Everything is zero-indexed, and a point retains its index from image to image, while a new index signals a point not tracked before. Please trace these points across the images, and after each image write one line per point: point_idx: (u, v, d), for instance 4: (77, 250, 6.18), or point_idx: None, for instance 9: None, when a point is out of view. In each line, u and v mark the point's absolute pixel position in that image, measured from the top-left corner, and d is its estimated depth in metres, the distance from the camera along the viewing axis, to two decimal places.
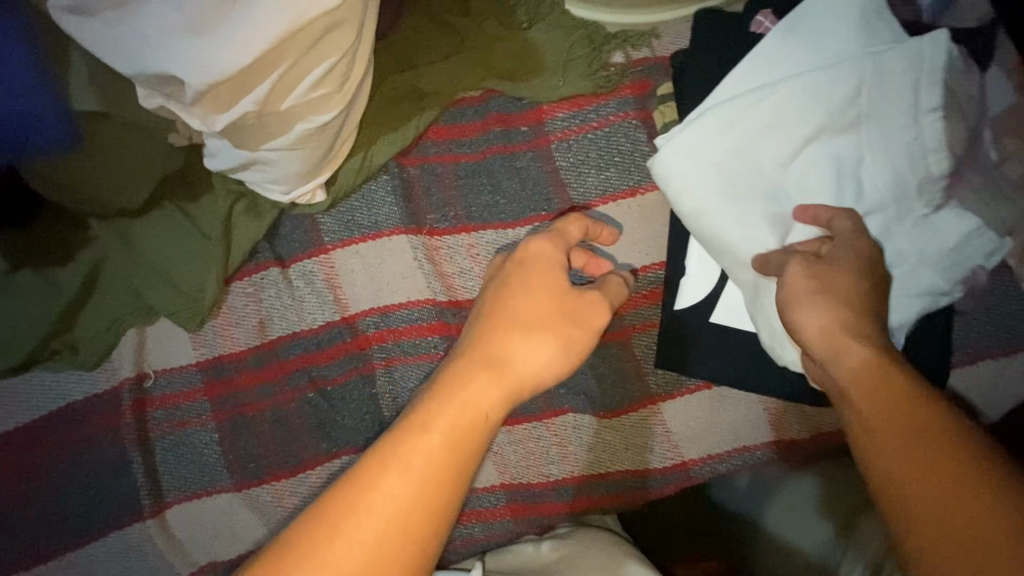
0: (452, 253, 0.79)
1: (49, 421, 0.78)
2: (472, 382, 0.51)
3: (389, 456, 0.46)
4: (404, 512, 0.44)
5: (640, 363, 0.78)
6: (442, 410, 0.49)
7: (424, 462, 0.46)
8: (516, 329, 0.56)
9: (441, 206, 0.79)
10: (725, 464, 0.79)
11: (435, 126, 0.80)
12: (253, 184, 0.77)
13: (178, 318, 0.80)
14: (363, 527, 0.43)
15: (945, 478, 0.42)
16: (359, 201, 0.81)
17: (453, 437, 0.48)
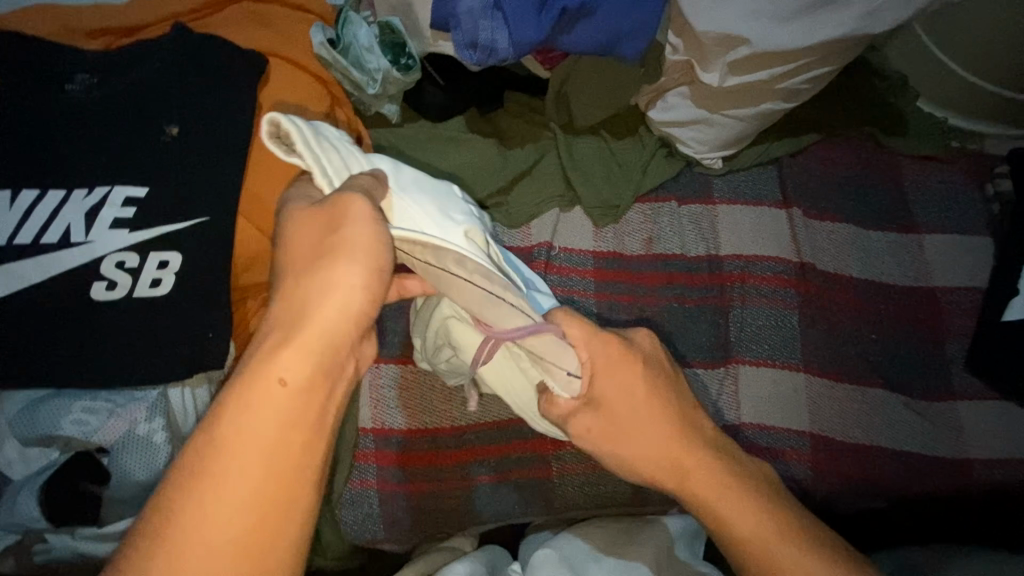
0: (815, 233, 1.01)
1: None
2: (280, 402, 0.48)
3: (203, 482, 0.45)
4: (256, 485, 0.46)
5: (947, 363, 0.96)
6: (250, 446, 0.46)
7: (255, 472, 0.46)
8: (301, 325, 0.50)
9: (813, 198, 1.03)
10: (1009, 473, 0.92)
11: (816, 145, 1.05)
12: (680, 139, 1.02)
13: (592, 213, 1.01)
14: (208, 544, 0.44)
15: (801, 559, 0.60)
16: (746, 179, 1.04)
17: (270, 410, 0.47)
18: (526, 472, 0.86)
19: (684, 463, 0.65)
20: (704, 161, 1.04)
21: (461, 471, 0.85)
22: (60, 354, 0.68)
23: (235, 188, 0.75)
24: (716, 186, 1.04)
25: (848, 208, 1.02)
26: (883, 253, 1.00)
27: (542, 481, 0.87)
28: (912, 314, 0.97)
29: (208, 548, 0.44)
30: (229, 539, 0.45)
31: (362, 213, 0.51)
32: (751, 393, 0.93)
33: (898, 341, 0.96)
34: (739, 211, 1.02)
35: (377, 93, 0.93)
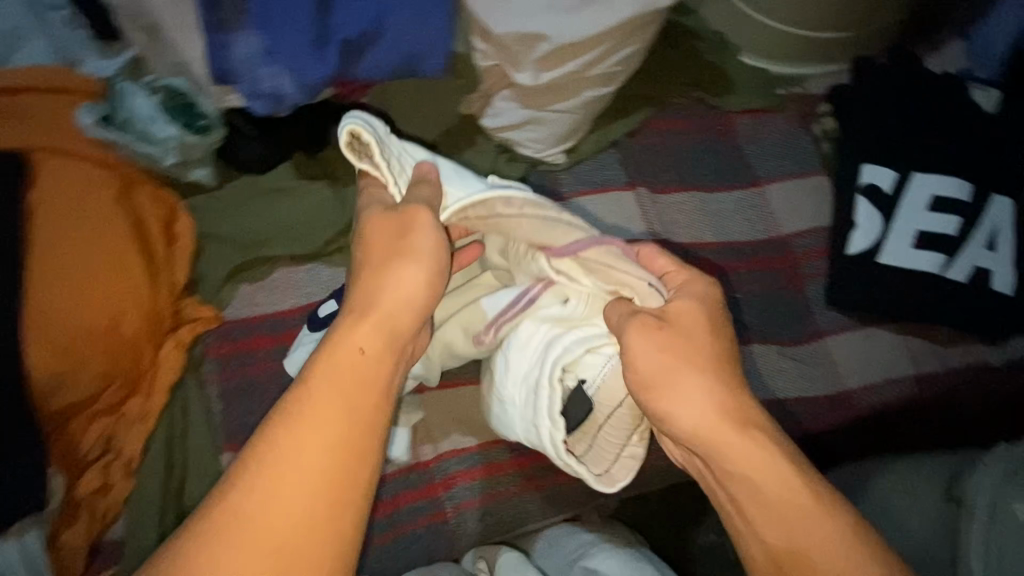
0: (666, 207, 1.01)
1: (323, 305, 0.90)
2: (354, 361, 0.55)
3: (293, 444, 0.50)
4: (291, 466, 0.49)
5: (810, 305, 0.99)
6: (324, 405, 0.52)
7: (319, 437, 0.51)
8: (373, 304, 0.59)
9: (658, 172, 1.03)
10: (882, 394, 0.97)
11: (652, 119, 1.05)
12: (518, 142, 1.00)
13: None
14: (281, 511, 0.48)
15: (757, 471, 0.60)
16: (592, 167, 1.04)
17: (356, 374, 0.55)
18: (425, 519, 0.84)
19: (727, 454, 0.62)
20: (547, 158, 1.02)
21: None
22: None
23: (12, 311, 0.67)
24: (563, 180, 1.03)
25: (693, 175, 1.03)
26: (733, 213, 1.02)
27: (443, 524, 0.85)
28: (769, 265, 1.00)
29: (272, 530, 0.47)
30: (291, 517, 0.48)
31: (428, 221, 0.63)
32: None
33: (762, 295, 0.99)
34: (590, 201, 1.01)
35: (177, 160, 0.87)
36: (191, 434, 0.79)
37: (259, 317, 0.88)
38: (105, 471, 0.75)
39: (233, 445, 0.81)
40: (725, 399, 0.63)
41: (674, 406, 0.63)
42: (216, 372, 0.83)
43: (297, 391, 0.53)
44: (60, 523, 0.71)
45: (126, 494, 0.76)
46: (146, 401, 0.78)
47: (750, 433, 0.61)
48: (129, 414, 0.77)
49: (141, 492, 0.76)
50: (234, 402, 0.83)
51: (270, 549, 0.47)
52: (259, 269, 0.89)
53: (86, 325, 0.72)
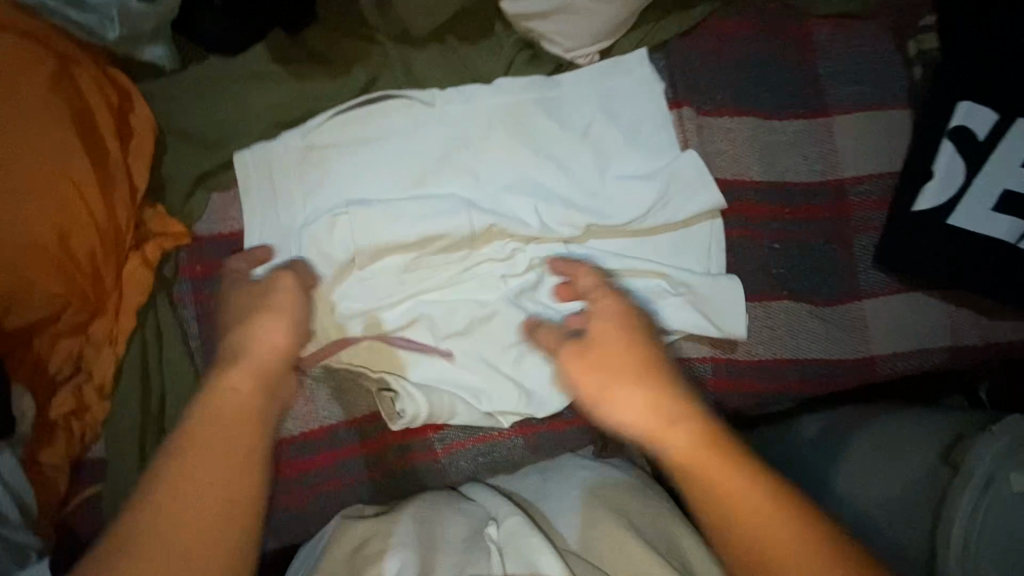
0: (712, 133, 0.86)
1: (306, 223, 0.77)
2: (246, 398, 0.54)
3: (185, 471, 0.47)
4: (246, 427, 0.52)
5: (855, 263, 0.88)
6: (220, 429, 0.51)
7: (214, 445, 0.50)
8: (248, 352, 0.57)
9: (710, 88, 0.86)
10: (910, 363, 0.90)
11: (708, 18, 0.86)
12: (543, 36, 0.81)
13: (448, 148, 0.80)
14: (185, 529, 0.45)
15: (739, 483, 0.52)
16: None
17: (268, 367, 0.57)
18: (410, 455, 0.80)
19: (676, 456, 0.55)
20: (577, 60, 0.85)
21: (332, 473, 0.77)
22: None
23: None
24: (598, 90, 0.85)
25: (749, 96, 0.86)
26: (789, 146, 0.86)
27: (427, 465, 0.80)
28: (818, 213, 0.87)
29: (194, 506, 0.46)
30: (213, 501, 0.47)
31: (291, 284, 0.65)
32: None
33: (803, 246, 0.87)
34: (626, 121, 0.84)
35: (122, 34, 0.70)
36: (168, 359, 0.73)
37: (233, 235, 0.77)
38: (78, 394, 0.70)
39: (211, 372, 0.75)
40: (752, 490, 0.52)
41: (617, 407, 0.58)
42: (188, 292, 0.75)
43: (189, 417, 0.51)
44: (35, 443, 0.68)
45: (103, 418, 0.71)
46: (114, 323, 0.70)
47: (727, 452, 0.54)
48: (95, 337, 0.70)
49: (117, 417, 0.70)
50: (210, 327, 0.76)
51: (190, 537, 0.45)
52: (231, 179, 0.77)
53: (31, 243, 0.62)
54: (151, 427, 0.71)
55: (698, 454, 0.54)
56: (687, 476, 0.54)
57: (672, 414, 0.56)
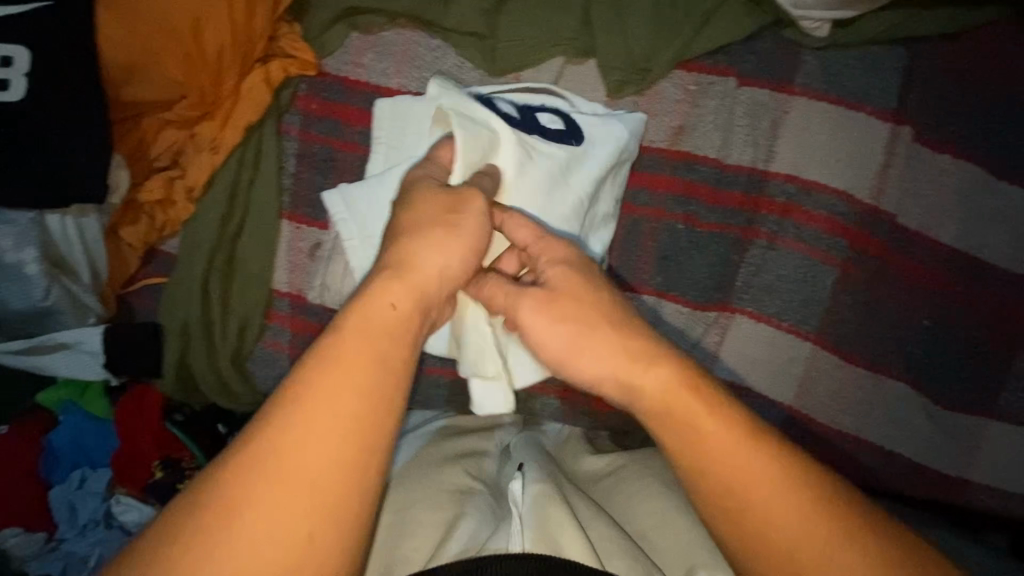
0: (917, 168, 0.72)
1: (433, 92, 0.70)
2: (387, 320, 0.47)
3: (312, 393, 0.42)
4: (339, 405, 0.42)
5: (1002, 372, 0.74)
6: (320, 409, 0.42)
7: (326, 401, 0.42)
8: (409, 269, 0.51)
9: (940, 113, 0.71)
10: (1009, 505, 0.76)
11: (982, 26, 0.70)
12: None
13: (608, 73, 0.71)
14: (292, 498, 0.39)
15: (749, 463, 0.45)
16: (852, 66, 0.71)
17: (373, 344, 0.45)
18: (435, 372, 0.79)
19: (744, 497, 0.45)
20: (804, 22, 0.69)
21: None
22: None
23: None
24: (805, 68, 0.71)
25: (984, 138, 0.71)
26: (998, 214, 0.72)
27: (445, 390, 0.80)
28: (994, 306, 0.73)
29: (242, 540, 0.38)
30: (305, 497, 0.39)
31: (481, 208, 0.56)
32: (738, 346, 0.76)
33: (955, 331, 0.74)
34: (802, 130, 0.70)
35: None
36: (257, 188, 0.71)
37: (358, 84, 0.71)
38: (168, 185, 0.70)
39: (295, 217, 0.73)
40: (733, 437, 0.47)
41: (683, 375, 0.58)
42: (297, 126, 0.72)
43: (272, 411, 0.42)
44: (121, 215, 0.69)
45: (183, 218, 0.71)
46: (219, 130, 0.67)
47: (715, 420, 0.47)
48: (199, 138, 0.68)
49: (197, 222, 0.70)
50: (305, 172, 0.72)
51: (322, 506, 0.40)
52: (378, 20, 0.70)
53: (166, 17, 0.59)
54: (224, 246, 0.71)
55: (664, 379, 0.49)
56: (670, 428, 0.48)
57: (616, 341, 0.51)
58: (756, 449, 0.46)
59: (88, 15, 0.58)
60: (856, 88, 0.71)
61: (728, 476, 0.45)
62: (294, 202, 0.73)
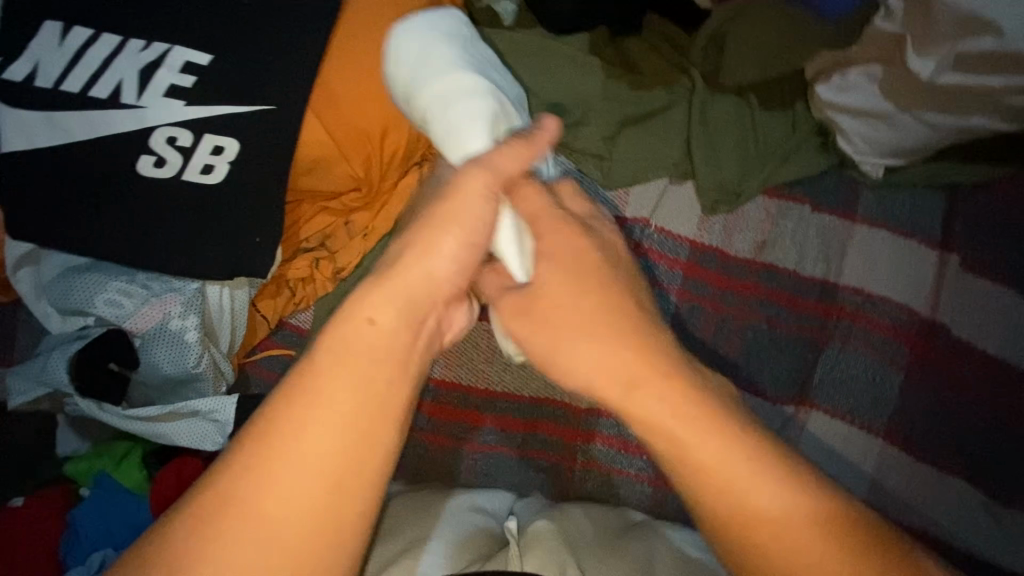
0: (962, 291, 0.84)
1: None
2: (370, 342, 0.44)
3: (295, 423, 0.42)
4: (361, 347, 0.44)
5: None
6: (323, 389, 0.42)
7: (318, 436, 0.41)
8: (400, 272, 0.47)
9: (974, 245, 0.85)
10: None
11: (1007, 181, 0.85)
12: (844, 131, 0.82)
13: (703, 193, 0.84)
14: (274, 499, 0.40)
15: (679, 409, 0.45)
16: (898, 204, 0.86)
17: (368, 352, 0.44)
18: (532, 452, 0.82)
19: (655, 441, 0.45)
20: (862, 166, 0.84)
21: (453, 430, 0.83)
22: (88, 211, 0.62)
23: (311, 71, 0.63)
24: (862, 201, 0.86)
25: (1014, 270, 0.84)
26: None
27: (533, 473, 0.82)
28: None
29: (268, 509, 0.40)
30: (302, 494, 0.40)
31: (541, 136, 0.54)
32: (821, 437, 0.82)
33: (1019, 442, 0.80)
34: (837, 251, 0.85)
35: None
36: None
37: None
38: (312, 264, 0.75)
39: None
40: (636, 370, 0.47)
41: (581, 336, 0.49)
42: None
43: (265, 415, 0.42)
44: (264, 289, 0.74)
45: (320, 294, 0.76)
46: (372, 220, 0.75)
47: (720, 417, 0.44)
48: (352, 225, 0.75)
49: (335, 299, 0.76)
50: None
51: (291, 533, 0.40)
52: None
53: (356, 123, 0.67)
54: None
55: (592, 324, 0.49)
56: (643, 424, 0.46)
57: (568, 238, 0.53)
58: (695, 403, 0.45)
59: (289, 114, 0.64)
60: (903, 221, 0.85)
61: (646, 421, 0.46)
62: None
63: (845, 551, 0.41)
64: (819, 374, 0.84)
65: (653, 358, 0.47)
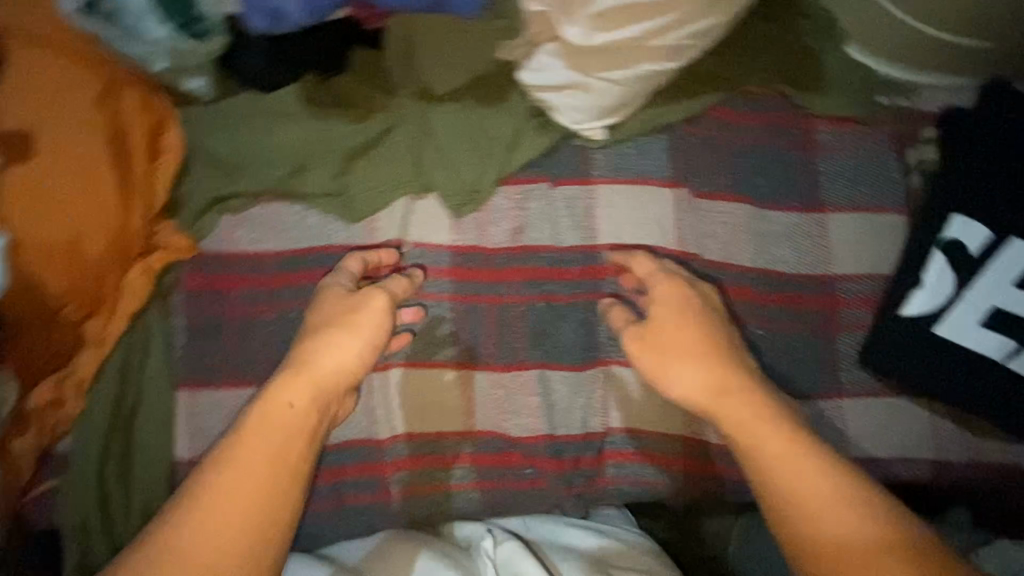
0: (704, 216, 0.88)
1: (306, 255, 0.83)
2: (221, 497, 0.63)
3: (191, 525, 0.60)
4: (241, 490, 0.63)
5: (836, 359, 0.87)
6: (233, 473, 0.64)
7: (239, 487, 0.63)
8: (275, 397, 0.69)
9: (707, 171, 0.89)
10: (891, 475, 0.86)
11: (719, 105, 0.89)
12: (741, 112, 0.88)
13: (447, 200, 0.86)
14: (186, 553, 0.59)
15: (800, 468, 0.66)
16: (825, 167, 0.89)
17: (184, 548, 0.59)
18: (568, 462, 0.86)
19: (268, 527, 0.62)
20: (584, 132, 0.89)
21: (569, 453, 0.86)
22: None
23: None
24: (757, 184, 0.88)
25: (744, 185, 0.88)
26: (780, 237, 0.87)
27: (551, 501, 0.86)
28: (805, 305, 0.88)
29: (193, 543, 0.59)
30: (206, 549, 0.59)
31: None
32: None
33: (786, 336, 0.87)
34: (589, 217, 0.89)
35: (167, 65, 0.77)
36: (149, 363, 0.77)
37: (234, 257, 0.82)
38: (58, 387, 0.73)
39: (192, 382, 0.79)
40: (713, 369, 0.75)
41: (298, 394, 0.71)
42: (182, 304, 0.80)
43: None
44: (9, 431, 0.70)
45: (75, 415, 0.74)
46: (107, 323, 0.75)
47: (279, 468, 0.65)
48: (86, 336, 0.74)
49: (91, 415, 0.74)
50: (201, 339, 0.79)
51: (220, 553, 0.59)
52: (246, 201, 0.82)
53: (44, 241, 0.67)
54: (117, 437, 0.75)
55: (268, 447, 0.66)
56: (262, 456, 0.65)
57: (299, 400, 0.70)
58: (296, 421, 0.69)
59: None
60: (638, 170, 0.89)
61: (226, 523, 0.61)
62: (192, 371, 0.79)
63: (283, 481, 0.65)
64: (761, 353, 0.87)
65: (278, 464, 0.65)
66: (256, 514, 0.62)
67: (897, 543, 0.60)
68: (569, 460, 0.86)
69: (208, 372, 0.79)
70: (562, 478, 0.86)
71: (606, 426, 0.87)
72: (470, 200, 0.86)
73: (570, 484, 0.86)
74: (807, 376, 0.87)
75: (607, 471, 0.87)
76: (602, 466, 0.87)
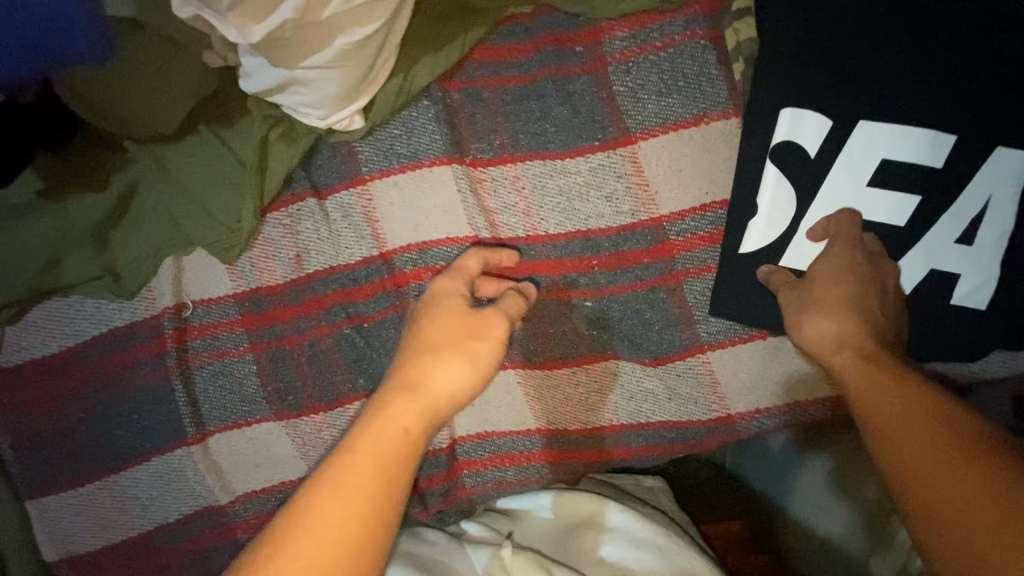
0: (495, 187, 0.74)
1: (95, 346, 0.80)
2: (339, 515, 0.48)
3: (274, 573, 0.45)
4: (344, 507, 0.48)
5: (684, 313, 0.75)
6: (325, 503, 0.48)
7: (346, 497, 0.48)
8: (425, 387, 0.57)
9: (486, 132, 0.73)
10: (772, 419, 0.78)
11: (480, 46, 0.73)
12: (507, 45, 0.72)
13: (214, 249, 0.78)
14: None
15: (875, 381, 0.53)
16: (625, 82, 0.70)
17: (329, 539, 0.47)
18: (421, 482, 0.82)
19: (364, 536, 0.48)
20: (337, 125, 0.74)
21: (420, 473, 0.81)
22: None
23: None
24: (548, 131, 0.72)
25: (532, 136, 0.72)
26: (586, 189, 0.72)
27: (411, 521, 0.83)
28: (634, 261, 0.74)
29: (303, 558, 0.46)
30: None
31: None
32: (616, 392, 0.78)
33: (621, 300, 0.75)
34: (370, 222, 0.77)
35: None
36: None
37: (28, 365, 0.80)
38: None
39: (32, 494, 0.81)
40: (838, 319, 0.58)
41: (446, 375, 0.58)
42: None
43: None
44: None
45: None
46: None
47: (402, 450, 0.52)
48: None
49: None
50: (25, 453, 0.80)
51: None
52: (14, 309, 0.78)
53: None
54: None
55: (389, 436, 0.52)
56: (342, 479, 0.49)
57: (463, 374, 0.59)
58: (438, 396, 0.57)
59: None
60: (409, 153, 0.75)
61: (318, 542, 0.46)
62: (29, 484, 0.81)
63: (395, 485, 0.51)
64: (591, 327, 0.76)
65: (387, 463, 0.51)
66: (346, 549, 0.47)
67: (924, 391, 0.50)
68: (422, 481, 0.82)
69: (43, 482, 0.81)
70: (417, 499, 0.82)
71: (452, 439, 0.81)
72: (239, 240, 0.78)
73: (428, 503, 0.82)
74: (652, 339, 0.76)
75: (464, 482, 0.82)
76: (457, 479, 0.82)
